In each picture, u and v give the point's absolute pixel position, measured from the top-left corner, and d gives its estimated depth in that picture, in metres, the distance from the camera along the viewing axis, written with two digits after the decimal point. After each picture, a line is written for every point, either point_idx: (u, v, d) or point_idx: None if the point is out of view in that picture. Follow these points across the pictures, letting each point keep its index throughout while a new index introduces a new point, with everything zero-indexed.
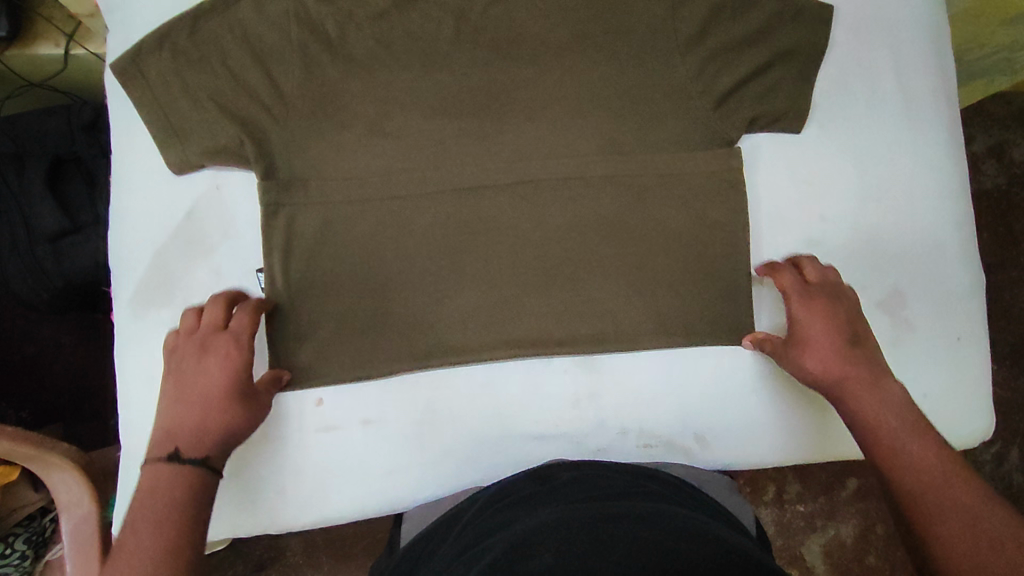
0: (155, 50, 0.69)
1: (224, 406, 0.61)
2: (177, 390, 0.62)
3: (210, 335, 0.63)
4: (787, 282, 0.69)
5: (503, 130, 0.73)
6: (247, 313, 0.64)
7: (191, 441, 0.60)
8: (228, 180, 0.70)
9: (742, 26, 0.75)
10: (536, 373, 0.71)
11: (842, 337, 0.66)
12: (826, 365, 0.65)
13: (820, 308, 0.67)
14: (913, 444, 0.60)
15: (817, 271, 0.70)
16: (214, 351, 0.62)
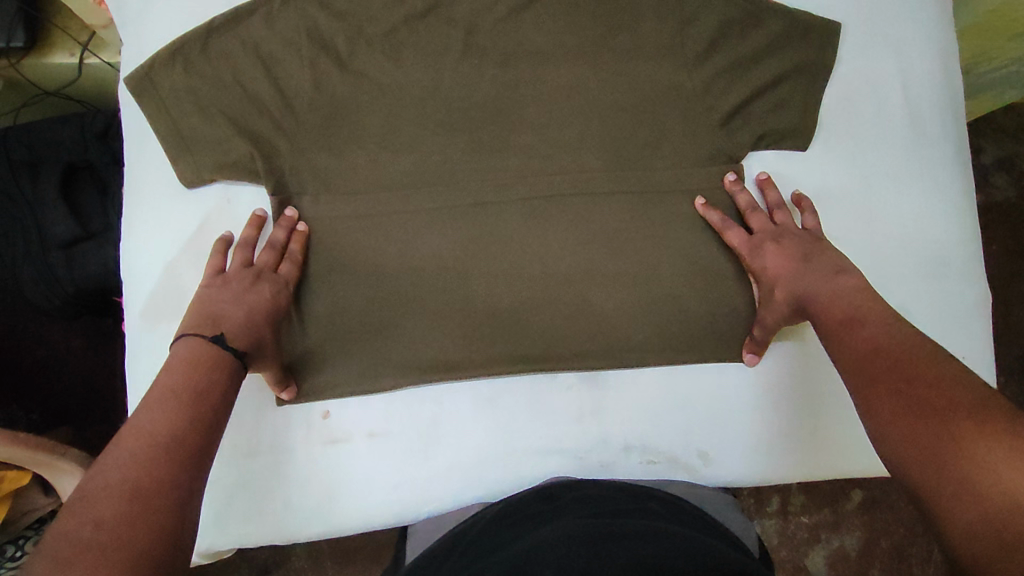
0: (168, 65, 0.70)
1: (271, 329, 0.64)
2: (228, 293, 0.63)
3: (263, 271, 0.66)
4: (735, 240, 0.71)
5: (509, 145, 0.73)
6: (296, 263, 0.68)
7: (235, 331, 0.61)
8: (240, 194, 0.71)
9: (749, 44, 0.75)
10: (541, 387, 0.71)
11: (799, 265, 0.68)
12: (794, 292, 0.67)
13: (772, 254, 0.69)
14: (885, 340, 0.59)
15: (760, 220, 0.72)
16: (266, 281, 0.65)
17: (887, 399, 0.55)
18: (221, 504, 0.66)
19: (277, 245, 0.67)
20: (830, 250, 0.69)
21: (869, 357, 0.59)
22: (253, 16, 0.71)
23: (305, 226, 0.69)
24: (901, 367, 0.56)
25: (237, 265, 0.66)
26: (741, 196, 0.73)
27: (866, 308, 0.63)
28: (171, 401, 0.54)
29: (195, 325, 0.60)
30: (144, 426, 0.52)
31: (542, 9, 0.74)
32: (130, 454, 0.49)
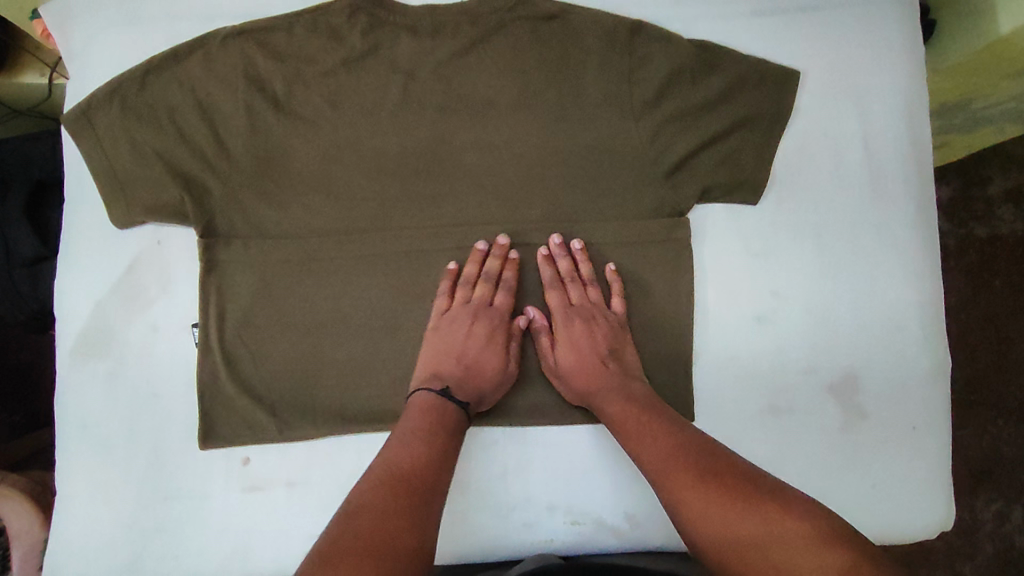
0: (105, 104, 0.70)
1: (488, 356, 0.68)
2: (448, 339, 0.68)
3: (483, 305, 0.69)
4: (554, 301, 0.70)
5: (447, 193, 0.72)
6: (510, 291, 0.70)
7: (460, 385, 0.66)
8: (171, 236, 0.70)
9: (698, 94, 0.73)
10: (470, 444, 0.70)
11: (595, 363, 0.67)
12: (581, 390, 0.67)
13: (579, 332, 0.68)
14: (653, 445, 0.61)
15: (579, 292, 0.70)
16: (487, 320, 0.69)
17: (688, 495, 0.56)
18: (138, 548, 0.67)
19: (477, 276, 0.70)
20: (629, 346, 0.69)
21: (657, 458, 0.60)
22: (192, 58, 0.71)
23: (515, 254, 0.71)
24: (676, 474, 0.58)
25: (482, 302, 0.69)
26: (563, 258, 0.71)
27: (636, 412, 0.64)
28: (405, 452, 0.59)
29: (423, 381, 0.66)
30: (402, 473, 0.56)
31: (485, 53, 0.73)
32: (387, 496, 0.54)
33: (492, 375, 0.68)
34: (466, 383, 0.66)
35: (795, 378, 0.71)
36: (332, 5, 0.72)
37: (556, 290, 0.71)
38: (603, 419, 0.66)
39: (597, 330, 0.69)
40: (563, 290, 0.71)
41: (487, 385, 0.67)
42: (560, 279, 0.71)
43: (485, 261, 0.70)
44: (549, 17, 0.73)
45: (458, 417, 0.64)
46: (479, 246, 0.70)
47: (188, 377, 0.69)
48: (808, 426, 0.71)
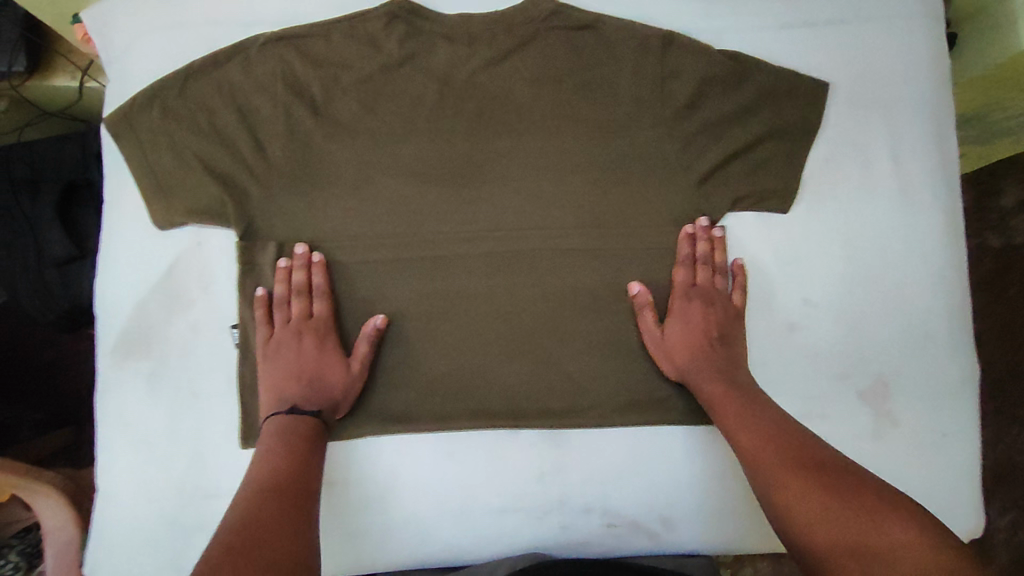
0: (147, 107, 0.71)
1: (327, 361, 0.68)
2: (286, 355, 0.68)
3: (302, 322, 0.69)
4: (682, 278, 0.72)
5: (483, 199, 0.73)
6: (325, 296, 0.69)
7: (306, 398, 0.67)
8: (207, 237, 0.71)
9: (728, 104, 0.74)
10: (505, 446, 0.71)
11: (704, 343, 0.70)
12: (686, 366, 0.69)
13: (694, 310, 0.71)
14: (752, 436, 0.62)
15: (706, 276, 0.72)
16: (313, 332, 0.69)
17: (790, 486, 0.57)
18: (178, 545, 0.68)
19: (303, 289, 0.69)
20: (739, 335, 0.72)
21: (759, 449, 0.61)
22: (230, 61, 0.72)
23: (319, 256, 0.70)
24: (779, 467, 0.59)
25: (302, 319, 0.69)
26: (699, 241, 0.72)
27: (735, 397, 0.66)
28: (280, 471, 0.60)
29: (268, 406, 0.66)
30: (278, 491, 0.57)
31: (520, 60, 0.74)
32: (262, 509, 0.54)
33: (340, 378, 0.68)
34: (300, 393, 0.67)
35: (824, 384, 0.73)
36: (369, 12, 0.73)
37: (687, 269, 0.72)
38: (699, 395, 0.68)
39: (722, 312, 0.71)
40: (692, 270, 0.72)
41: (336, 387, 0.68)
42: (691, 259, 0.72)
43: (291, 275, 0.69)
44: (581, 27, 0.74)
45: (313, 425, 0.65)
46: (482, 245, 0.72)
47: (228, 377, 0.70)
48: (837, 432, 0.72)
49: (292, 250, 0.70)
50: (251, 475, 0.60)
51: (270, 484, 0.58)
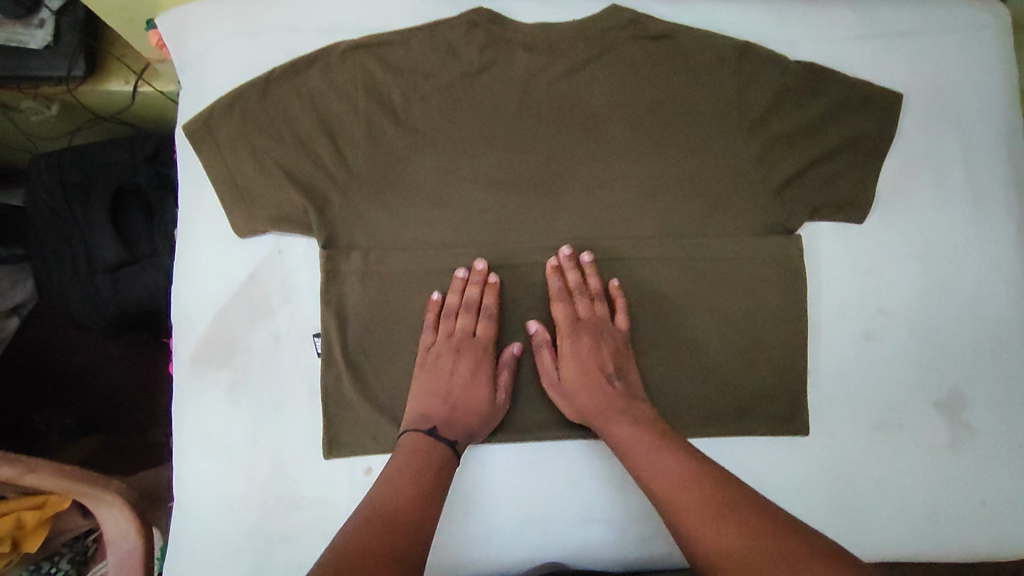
0: (226, 113, 0.71)
1: (475, 390, 0.68)
2: (433, 375, 0.68)
3: (462, 339, 0.70)
4: (559, 314, 0.70)
5: (563, 207, 0.73)
6: (492, 321, 0.70)
7: (446, 423, 0.66)
8: (289, 246, 0.71)
9: (805, 114, 0.74)
10: (584, 456, 0.71)
11: (601, 383, 0.68)
12: (583, 409, 0.68)
13: (587, 350, 0.69)
14: (668, 469, 0.60)
15: (587, 306, 0.71)
16: (468, 352, 0.69)
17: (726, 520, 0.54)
18: (262, 555, 0.67)
19: (472, 305, 0.69)
20: (632, 366, 0.70)
21: (668, 484, 0.59)
22: (310, 68, 0.72)
23: (495, 277, 0.70)
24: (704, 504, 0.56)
25: (464, 336, 0.69)
26: (571, 272, 0.71)
27: (647, 435, 0.64)
28: (406, 487, 0.59)
29: (411, 422, 0.66)
30: (401, 505, 0.57)
31: (598, 68, 0.74)
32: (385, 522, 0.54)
33: (481, 409, 0.68)
34: (452, 421, 0.66)
35: (902, 394, 0.73)
36: (450, 21, 0.73)
37: (565, 304, 0.71)
38: (608, 440, 0.66)
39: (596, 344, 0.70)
40: (570, 302, 0.71)
41: (476, 420, 0.67)
42: (567, 292, 0.71)
43: (465, 289, 0.70)
44: (659, 37, 0.75)
45: (448, 454, 0.64)
46: (553, 259, 0.71)
47: (310, 386, 0.70)
48: (914, 442, 0.73)
49: (472, 264, 0.70)
50: (380, 483, 0.59)
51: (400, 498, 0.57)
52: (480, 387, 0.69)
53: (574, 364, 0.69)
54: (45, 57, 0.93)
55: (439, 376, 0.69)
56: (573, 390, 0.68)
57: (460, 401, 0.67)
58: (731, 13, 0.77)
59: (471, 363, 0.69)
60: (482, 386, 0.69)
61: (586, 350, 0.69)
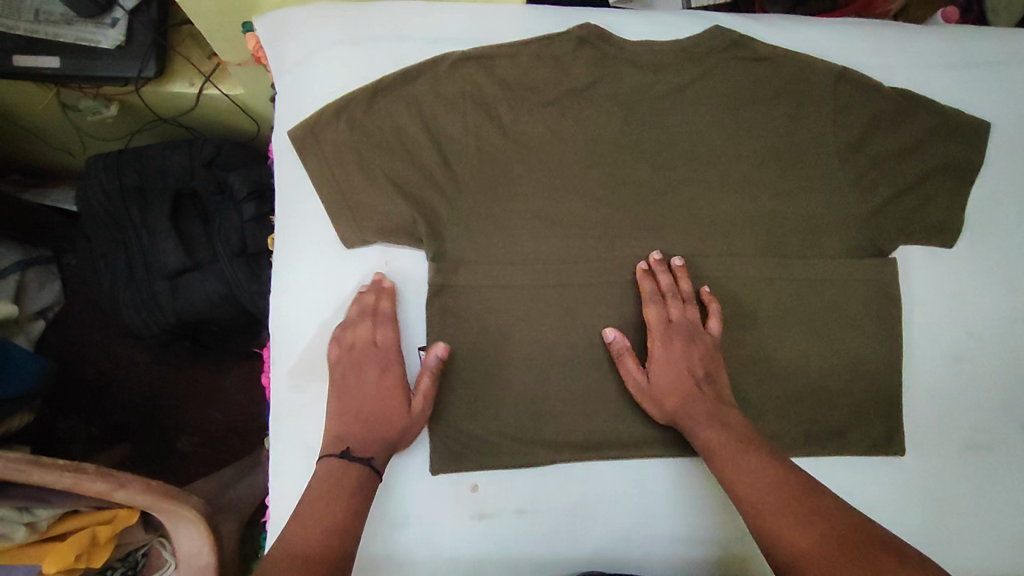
0: (333, 122, 0.70)
1: (387, 400, 0.65)
2: (346, 392, 0.66)
3: (365, 350, 0.67)
4: (652, 315, 0.69)
5: (669, 225, 0.73)
6: (390, 324, 0.68)
7: (361, 441, 0.64)
8: (394, 259, 0.71)
9: (900, 139, 0.76)
10: (683, 475, 0.71)
11: (689, 384, 0.67)
12: (669, 410, 0.67)
13: (667, 356, 0.68)
14: (750, 473, 0.60)
15: (679, 310, 0.69)
16: (375, 362, 0.67)
17: (811, 523, 0.55)
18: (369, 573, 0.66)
19: (370, 311, 0.68)
20: (721, 373, 0.69)
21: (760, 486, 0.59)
22: (417, 80, 0.72)
23: (388, 281, 0.69)
24: (786, 506, 0.57)
25: (365, 344, 0.67)
26: (663, 274, 0.70)
27: (733, 438, 0.63)
28: (313, 530, 0.57)
29: (327, 445, 0.64)
30: (308, 551, 0.55)
31: (702, 88, 0.75)
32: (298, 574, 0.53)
33: (399, 420, 0.65)
34: (369, 438, 0.64)
35: (991, 416, 0.75)
36: (558, 37, 0.73)
37: (655, 305, 0.69)
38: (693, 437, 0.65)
39: (690, 350, 0.68)
40: (664, 306, 0.70)
41: (394, 432, 0.65)
42: (659, 294, 0.70)
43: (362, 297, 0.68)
44: (759, 58, 0.75)
45: (366, 474, 0.62)
46: (643, 264, 0.71)
47: None
48: (1003, 462, 0.75)
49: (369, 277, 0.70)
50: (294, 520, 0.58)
51: (306, 546, 0.56)
52: (395, 397, 0.66)
53: (679, 365, 0.68)
54: (116, 57, 0.91)
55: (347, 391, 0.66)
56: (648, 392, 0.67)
57: (368, 414, 0.65)
58: (825, 39, 0.79)
59: (375, 365, 0.67)
60: (391, 395, 0.66)
61: (677, 355, 0.68)
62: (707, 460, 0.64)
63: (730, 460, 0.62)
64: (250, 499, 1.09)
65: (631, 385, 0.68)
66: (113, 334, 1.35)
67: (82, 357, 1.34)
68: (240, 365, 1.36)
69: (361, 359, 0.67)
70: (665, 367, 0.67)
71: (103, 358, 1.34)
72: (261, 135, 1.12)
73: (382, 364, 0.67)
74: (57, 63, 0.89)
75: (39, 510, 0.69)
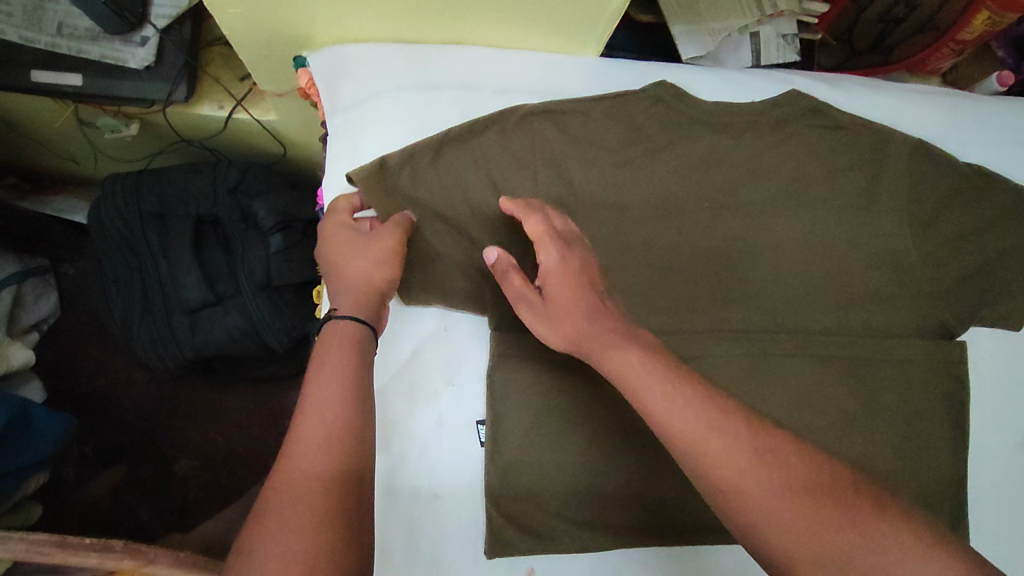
0: (397, 170, 0.65)
1: (353, 259, 0.59)
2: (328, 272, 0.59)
3: (329, 231, 0.61)
4: (537, 223, 0.58)
5: (738, 297, 0.70)
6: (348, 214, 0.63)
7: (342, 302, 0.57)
8: (454, 321, 0.67)
9: (972, 218, 0.73)
10: (742, 561, 0.68)
11: (593, 299, 0.56)
12: (571, 331, 0.55)
13: (559, 267, 0.56)
14: (685, 413, 0.48)
15: (562, 223, 0.61)
16: (336, 237, 0.61)
17: (773, 466, 0.46)
18: None
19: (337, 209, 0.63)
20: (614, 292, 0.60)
21: (722, 441, 0.47)
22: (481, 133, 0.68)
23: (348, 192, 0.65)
24: (737, 451, 0.46)
25: (329, 227, 0.62)
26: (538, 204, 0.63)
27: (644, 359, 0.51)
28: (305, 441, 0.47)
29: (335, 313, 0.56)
30: (309, 474, 0.45)
31: (776, 154, 0.72)
32: (310, 504, 0.44)
33: (367, 278, 0.58)
34: (333, 293, 0.58)
35: None
36: (634, 95, 0.70)
37: (538, 216, 0.59)
38: (607, 364, 0.52)
39: (584, 260, 0.58)
40: (547, 218, 0.60)
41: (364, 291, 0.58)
42: (541, 211, 0.61)
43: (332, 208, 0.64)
44: (836, 128, 0.73)
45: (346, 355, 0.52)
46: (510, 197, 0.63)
47: (473, 479, 0.65)
48: None
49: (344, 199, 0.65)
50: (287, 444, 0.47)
51: (306, 478, 0.45)
52: (353, 232, 0.61)
53: (573, 277, 0.56)
54: (143, 78, 0.85)
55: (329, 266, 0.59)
56: (543, 315, 0.57)
57: (340, 279, 0.58)
58: (900, 108, 0.77)
59: (338, 235, 0.61)
60: (358, 253, 0.59)
61: (574, 263, 0.57)
62: (628, 389, 0.51)
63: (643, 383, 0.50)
64: None
65: (525, 310, 0.58)
66: (110, 349, 1.22)
67: (76, 374, 1.21)
68: (248, 386, 1.23)
69: (330, 237, 0.61)
70: (563, 281, 0.56)
71: (99, 374, 1.21)
72: (288, 159, 1.06)
73: (338, 222, 0.62)
74: (79, 80, 0.84)
75: None
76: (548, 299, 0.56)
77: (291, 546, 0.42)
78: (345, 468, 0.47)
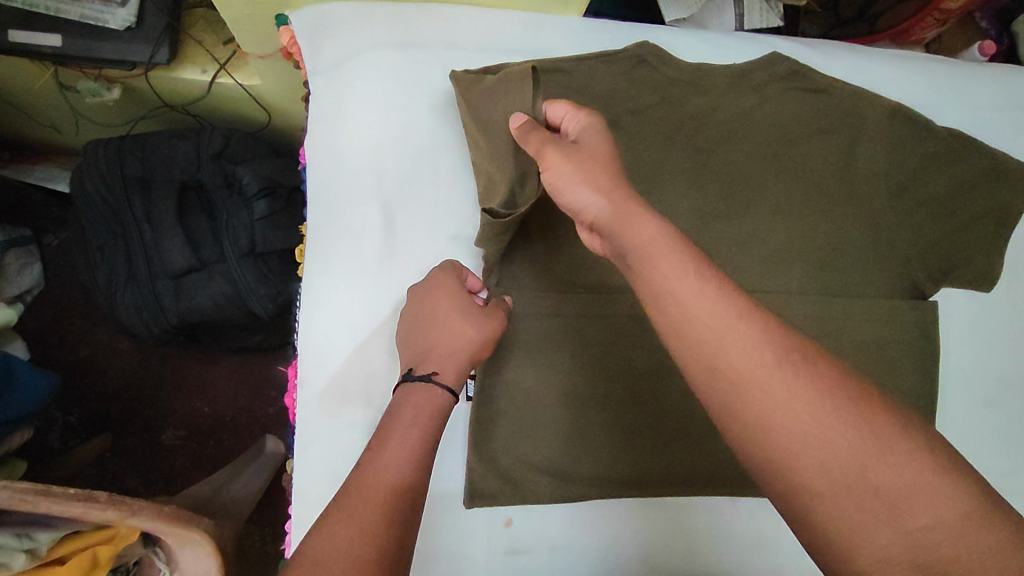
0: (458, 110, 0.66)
1: (456, 328, 0.59)
2: (432, 326, 0.60)
3: (447, 290, 0.61)
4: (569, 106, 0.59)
5: (717, 257, 0.71)
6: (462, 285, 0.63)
7: (440, 365, 0.57)
8: (449, 257, 0.69)
9: (948, 181, 0.74)
10: (701, 505, 0.71)
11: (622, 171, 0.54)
12: (600, 182, 0.52)
13: (596, 130, 0.56)
14: None
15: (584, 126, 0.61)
16: (448, 301, 0.60)
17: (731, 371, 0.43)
18: None
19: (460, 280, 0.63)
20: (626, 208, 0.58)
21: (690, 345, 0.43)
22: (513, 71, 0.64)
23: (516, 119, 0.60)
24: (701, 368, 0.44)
25: (444, 288, 0.62)
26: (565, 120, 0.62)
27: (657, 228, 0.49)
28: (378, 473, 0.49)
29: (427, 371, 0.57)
30: (371, 484, 0.48)
31: (755, 116, 0.73)
32: (398, 464, 0.50)
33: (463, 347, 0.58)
34: (431, 354, 0.58)
35: (1015, 460, 0.75)
36: (618, 55, 0.71)
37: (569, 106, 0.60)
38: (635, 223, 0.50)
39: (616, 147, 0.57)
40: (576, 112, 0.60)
41: (453, 362, 0.58)
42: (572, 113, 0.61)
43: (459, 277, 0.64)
44: (817, 90, 0.74)
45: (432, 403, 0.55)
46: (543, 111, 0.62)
47: (453, 432, 0.67)
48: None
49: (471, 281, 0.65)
50: (362, 458, 0.51)
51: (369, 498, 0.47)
52: (460, 299, 0.61)
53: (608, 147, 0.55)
54: (124, 40, 0.84)
55: (433, 323, 0.60)
56: (579, 152, 0.54)
57: (446, 346, 0.58)
58: (879, 72, 0.78)
59: (446, 294, 0.61)
60: (466, 323, 0.59)
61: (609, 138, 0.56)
62: (639, 256, 0.49)
63: (651, 251, 0.48)
64: (245, 501, 1.02)
65: (551, 149, 0.55)
66: (95, 319, 1.22)
67: (61, 343, 1.20)
68: (232, 356, 1.23)
69: (443, 292, 0.61)
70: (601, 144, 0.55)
71: (83, 343, 1.21)
72: (273, 127, 1.06)
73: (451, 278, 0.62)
74: (59, 41, 0.83)
75: (38, 533, 0.63)
76: (581, 151, 0.54)
77: (334, 540, 0.45)
78: (401, 486, 0.49)
